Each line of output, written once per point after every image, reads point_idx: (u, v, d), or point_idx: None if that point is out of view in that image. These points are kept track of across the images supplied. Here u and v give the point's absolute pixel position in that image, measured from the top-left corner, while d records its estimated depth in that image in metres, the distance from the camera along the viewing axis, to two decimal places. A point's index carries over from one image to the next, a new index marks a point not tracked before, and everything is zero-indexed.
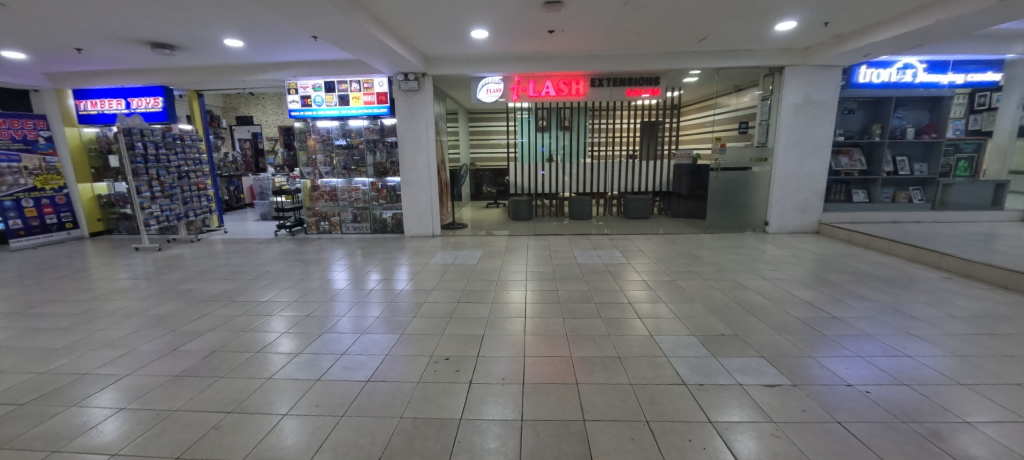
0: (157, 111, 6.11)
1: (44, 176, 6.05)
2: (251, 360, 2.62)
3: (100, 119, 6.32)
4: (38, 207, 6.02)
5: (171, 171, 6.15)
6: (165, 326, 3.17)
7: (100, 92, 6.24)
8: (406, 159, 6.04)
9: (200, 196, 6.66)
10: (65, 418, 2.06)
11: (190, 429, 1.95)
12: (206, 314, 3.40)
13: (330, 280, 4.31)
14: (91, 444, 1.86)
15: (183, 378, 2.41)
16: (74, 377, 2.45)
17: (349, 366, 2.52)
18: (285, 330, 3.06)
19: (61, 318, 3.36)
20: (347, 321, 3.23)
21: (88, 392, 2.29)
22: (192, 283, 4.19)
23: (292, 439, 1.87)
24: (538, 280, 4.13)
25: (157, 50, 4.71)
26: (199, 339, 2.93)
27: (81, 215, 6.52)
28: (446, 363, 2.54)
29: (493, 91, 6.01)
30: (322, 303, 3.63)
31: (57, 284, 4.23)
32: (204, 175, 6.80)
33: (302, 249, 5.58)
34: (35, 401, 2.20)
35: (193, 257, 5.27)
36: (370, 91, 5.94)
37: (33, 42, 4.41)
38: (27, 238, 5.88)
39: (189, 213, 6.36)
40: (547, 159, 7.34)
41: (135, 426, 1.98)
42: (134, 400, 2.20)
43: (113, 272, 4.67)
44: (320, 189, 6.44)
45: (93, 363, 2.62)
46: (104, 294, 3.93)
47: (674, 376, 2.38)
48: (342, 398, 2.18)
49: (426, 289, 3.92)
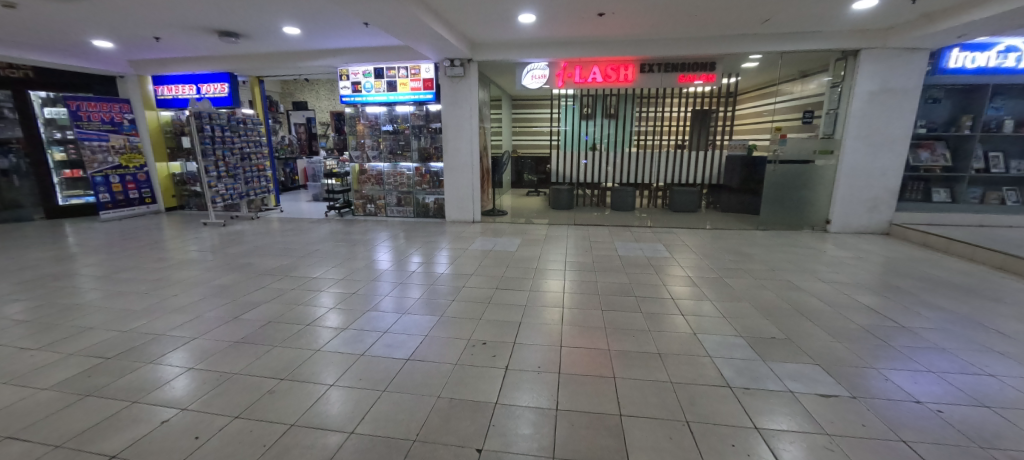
0: (223, 96, 6.49)
1: (129, 154, 6.71)
2: (301, 332, 2.79)
3: (174, 103, 6.86)
4: (123, 183, 6.66)
5: (235, 153, 6.58)
6: (228, 295, 3.44)
7: (175, 78, 6.75)
8: (448, 144, 6.11)
9: (260, 177, 7.09)
10: (144, 372, 2.30)
11: (248, 392, 2.11)
12: (263, 286, 3.66)
13: (375, 260, 4.49)
14: (164, 398, 2.07)
15: (243, 345, 2.61)
16: (151, 337, 2.72)
17: (390, 344, 2.61)
18: (333, 305, 3.25)
19: (141, 283, 3.74)
20: (387, 301, 3.35)
21: (162, 351, 2.54)
22: (252, 258, 4.52)
23: (337, 408, 1.98)
24: (576, 271, 4.08)
25: (224, 38, 5.01)
26: (256, 309, 3.16)
27: (158, 192, 7.16)
28: (483, 347, 2.57)
29: (538, 77, 5.90)
30: (366, 282, 3.79)
31: (138, 253, 4.69)
32: (263, 157, 7.21)
33: (349, 230, 5.84)
34: (119, 356, 2.47)
35: (252, 233, 5.66)
36: (417, 77, 6.02)
37: (117, 31, 4.83)
38: (114, 210, 6.55)
39: (250, 192, 6.80)
40: (590, 147, 7.19)
41: (201, 385, 2.18)
42: (201, 361, 2.41)
43: (184, 244, 5.13)
44: (367, 172, 6.67)
45: (167, 325, 2.89)
46: (176, 263, 4.31)
47: (717, 377, 2.27)
48: (384, 373, 2.28)
49: (466, 274, 3.97)
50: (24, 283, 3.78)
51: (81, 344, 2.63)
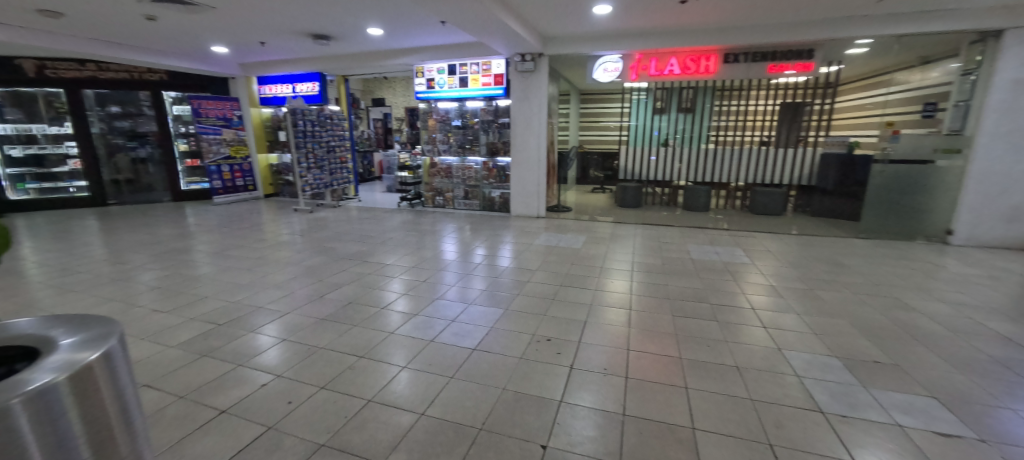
0: (314, 94, 7.17)
1: (236, 146, 7.62)
2: (376, 314, 2.99)
3: (274, 101, 7.63)
4: (231, 172, 7.63)
5: (323, 145, 7.17)
6: (314, 276, 3.78)
7: (275, 79, 7.49)
8: (516, 139, 6.19)
9: (343, 168, 7.67)
10: (247, 340, 2.60)
11: (331, 366, 2.30)
12: (344, 269, 3.97)
13: (442, 250, 4.67)
14: (263, 364, 2.32)
15: (326, 322, 2.85)
16: (252, 308, 3.07)
17: (458, 332, 2.70)
18: (404, 292, 3.43)
19: (245, 260, 4.24)
20: (453, 291, 3.46)
21: (262, 322, 2.85)
22: (335, 242, 4.92)
23: (409, 389, 2.09)
24: (644, 272, 3.91)
25: (317, 40, 5.47)
26: (338, 291, 3.43)
27: (259, 180, 8.05)
28: (547, 343, 2.56)
29: (610, 70, 5.71)
30: (435, 271, 3.96)
31: (242, 234, 5.32)
32: (345, 150, 7.78)
33: (418, 221, 6.12)
34: (228, 324, 2.82)
35: (335, 220, 6.17)
36: (488, 72, 6.10)
37: (231, 37, 5.47)
38: (224, 195, 7.58)
39: (334, 182, 7.37)
40: (660, 143, 6.93)
41: (292, 356, 2.41)
42: (292, 334, 2.68)
43: (278, 227, 5.72)
44: (437, 166, 6.94)
45: (265, 299, 3.25)
46: (272, 244, 4.82)
47: (807, 400, 2.05)
48: (452, 360, 2.36)
49: (530, 269, 3.98)
50: (158, 255, 4.46)
51: (200, 310, 3.04)
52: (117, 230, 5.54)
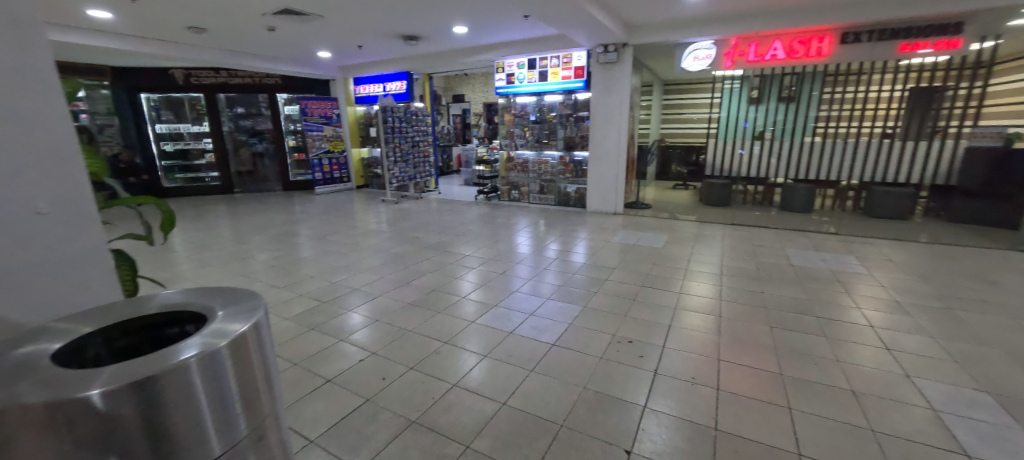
0: (402, 92, 7.55)
1: (334, 142, 8.44)
2: (457, 303, 3.12)
3: (366, 100, 8.22)
4: (330, 165, 8.44)
5: (408, 140, 7.64)
6: (401, 263, 4.05)
7: (369, 79, 8.06)
8: (595, 133, 6.05)
9: (425, 162, 8.09)
10: (345, 318, 2.87)
11: (419, 348, 2.45)
12: (427, 258, 4.21)
13: (518, 244, 4.74)
14: (359, 341, 2.55)
15: (413, 307, 3.04)
16: (348, 290, 3.38)
17: (536, 326, 2.72)
18: (482, 283, 3.54)
19: (342, 245, 4.68)
20: (528, 284, 3.49)
21: (357, 303, 3.13)
22: (418, 232, 5.22)
23: (490, 378, 2.15)
24: (734, 277, 3.61)
25: (407, 41, 5.81)
26: (422, 278, 3.65)
27: (353, 173, 8.82)
28: (628, 345, 2.48)
29: (701, 58, 5.31)
30: (511, 264, 4.03)
31: (339, 221, 5.88)
32: (428, 145, 8.20)
33: (494, 214, 6.27)
34: (329, 302, 3.14)
35: (417, 211, 6.55)
36: (568, 65, 6.03)
37: (334, 42, 6.01)
38: (325, 186, 8.43)
39: (417, 175, 7.82)
40: (752, 135, 6.42)
41: (384, 336, 2.62)
42: (383, 316, 2.90)
43: (368, 216, 6.22)
44: (514, 160, 7.03)
45: (359, 282, 3.56)
46: (364, 232, 5.26)
47: (946, 439, 1.74)
48: (531, 354, 2.38)
49: (607, 267, 3.88)
50: (272, 237, 5.10)
51: (306, 288, 3.42)
52: (241, 215, 6.44)
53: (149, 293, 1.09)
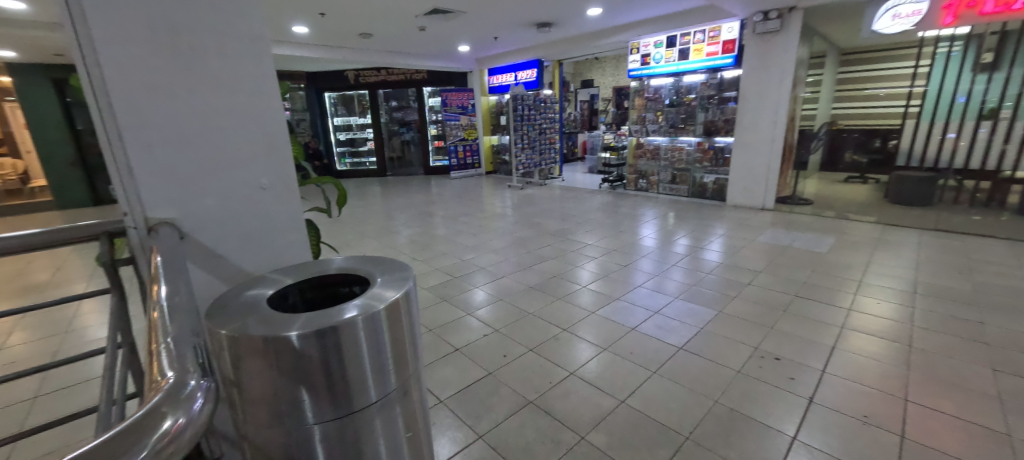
0: (531, 80, 7.70)
1: (469, 130, 9.16)
2: (576, 292, 3.10)
3: (498, 89, 8.63)
4: (463, 151, 9.21)
5: (535, 128, 7.81)
6: (523, 247, 4.20)
7: (501, 69, 8.44)
8: (744, 115, 5.30)
9: (550, 149, 8.16)
10: (472, 294, 3.10)
11: (538, 332, 2.51)
12: (548, 244, 4.27)
13: (642, 236, 4.47)
14: (483, 317, 2.73)
15: (533, 291, 3.13)
16: (476, 268, 3.65)
17: (661, 326, 2.54)
18: (603, 273, 3.45)
19: (472, 226, 5.07)
20: (653, 280, 3.28)
21: (482, 281, 3.35)
22: (541, 218, 5.34)
23: (607, 372, 2.09)
24: (934, 297, 2.80)
25: (540, 29, 5.87)
26: (542, 263, 3.72)
27: (483, 159, 9.45)
28: (775, 362, 2.13)
29: (904, 16, 4.25)
30: (634, 257, 3.83)
31: (470, 204, 6.36)
32: (554, 132, 8.20)
33: (619, 204, 6.03)
34: (458, 277, 3.44)
35: (540, 198, 6.69)
36: (715, 40, 5.37)
37: (473, 36, 6.43)
38: (460, 171, 9.26)
39: (542, 162, 7.96)
40: (981, 112, 4.90)
41: (506, 315, 2.75)
42: (506, 296, 3.05)
43: (495, 200, 6.60)
44: (643, 147, 6.62)
45: (485, 261, 3.81)
46: (490, 215, 5.59)
47: None
48: (654, 355, 2.23)
49: (748, 269, 3.40)
50: (414, 216, 5.80)
51: (441, 263, 3.81)
52: (392, 195, 7.46)
53: (324, 257, 1.28)
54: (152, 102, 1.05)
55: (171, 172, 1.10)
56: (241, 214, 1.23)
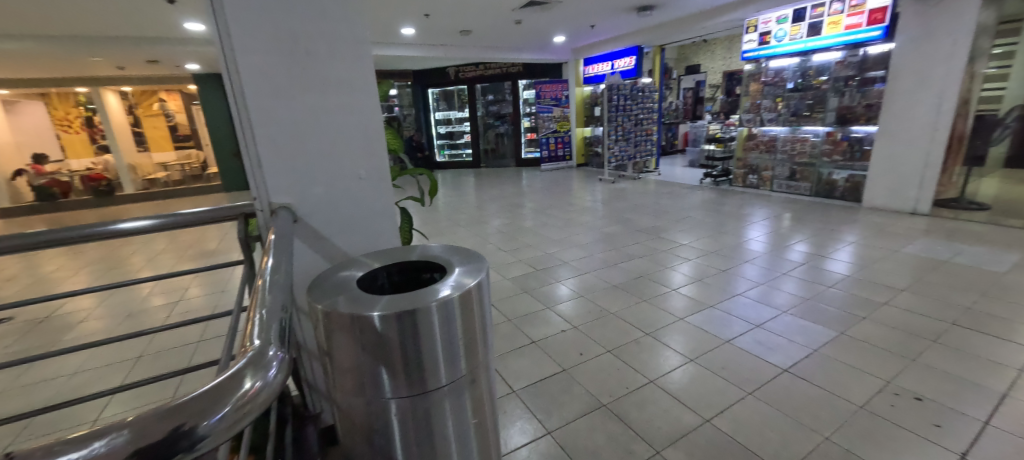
0: (629, 69, 7.41)
1: (561, 122, 9.12)
2: (664, 295, 2.89)
3: (593, 79, 8.38)
4: (555, 143, 9.18)
5: (631, 118, 7.42)
6: (610, 243, 4.05)
7: (598, 58, 8.19)
8: (892, 100, 4.42)
9: (647, 140, 7.69)
10: (553, 288, 3.09)
11: (619, 333, 2.41)
12: (638, 242, 4.05)
13: (749, 238, 3.99)
14: (563, 312, 2.70)
15: (617, 290, 3.00)
16: (559, 262, 3.62)
17: (763, 342, 2.24)
18: (698, 277, 3.16)
19: (559, 220, 5.04)
20: (758, 289, 2.90)
21: (565, 275, 3.32)
22: (631, 214, 5.09)
23: (692, 386, 1.92)
24: None
25: (640, 13, 5.53)
26: (629, 262, 3.55)
27: (575, 151, 9.32)
28: (914, 403, 1.74)
29: None
30: (736, 261, 3.43)
31: (558, 197, 6.33)
32: (653, 122, 7.70)
33: (722, 201, 5.47)
34: (541, 270, 3.45)
35: (632, 192, 6.38)
36: (858, 10, 4.50)
37: (568, 26, 6.31)
38: (551, 162, 9.26)
39: (637, 155, 7.55)
40: None
41: (586, 312, 2.69)
42: (587, 293, 2.98)
43: (584, 194, 6.46)
44: (756, 138, 5.89)
45: (569, 256, 3.76)
46: (578, 209, 5.49)
47: None
48: (751, 374, 1.99)
49: (887, 286, 2.81)
50: (504, 207, 5.96)
51: (525, 255, 3.86)
52: (484, 186, 7.77)
53: (413, 244, 1.38)
54: (277, 103, 1.22)
55: (288, 163, 1.27)
56: (343, 202, 1.38)
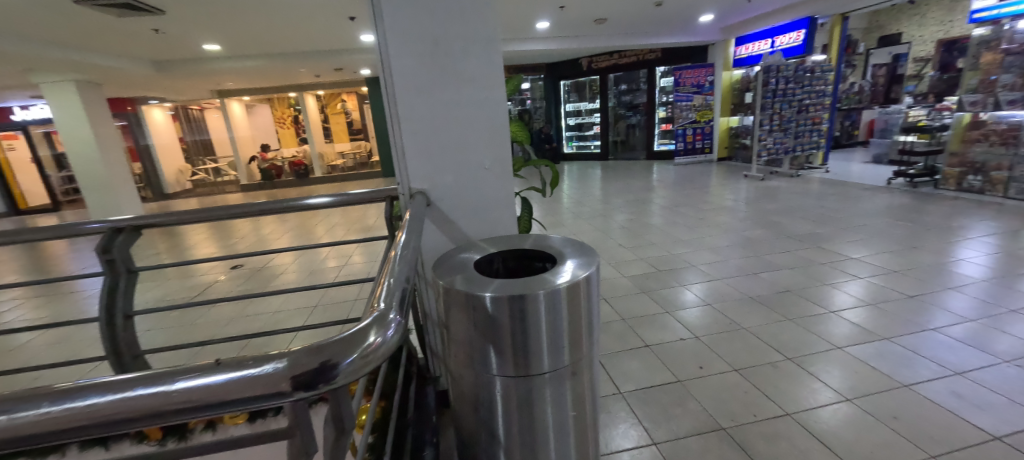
0: (796, 45, 6.23)
1: (702, 111, 8.17)
2: (819, 317, 2.42)
3: (748, 61, 7.32)
4: (693, 135, 8.31)
5: (793, 105, 6.18)
6: (752, 249, 3.54)
7: (755, 36, 7.07)
8: None
9: (813, 131, 6.39)
10: (675, 291, 2.86)
11: (752, 352, 2.11)
12: (789, 250, 3.45)
13: (958, 259, 3.04)
14: (685, 320, 2.48)
15: (755, 303, 2.62)
16: (686, 265, 3.32)
17: (964, 396, 1.71)
18: (871, 301, 2.55)
19: (691, 219, 4.60)
20: (966, 326, 2.21)
21: (691, 280, 3.03)
22: (783, 217, 4.36)
23: (846, 431, 1.58)
24: None
25: None
26: (775, 272, 3.05)
27: (716, 143, 8.37)
28: None
29: None
30: (934, 286, 2.66)
31: (692, 194, 5.77)
32: (824, 108, 6.31)
33: (919, 208, 4.28)
34: (664, 271, 3.21)
35: (787, 192, 5.43)
36: None
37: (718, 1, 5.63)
38: (685, 156, 8.43)
39: (797, 148, 6.37)
40: None
41: (714, 323, 2.42)
42: (717, 302, 2.67)
43: (724, 192, 5.76)
44: (983, 126, 4.43)
45: (699, 259, 3.42)
46: (716, 208, 4.93)
47: None
48: (940, 433, 1.54)
49: None
50: (629, 202, 5.71)
51: (648, 253, 3.64)
52: (609, 179, 7.56)
53: (531, 233, 1.43)
54: (421, 101, 1.39)
55: (427, 154, 1.44)
56: (469, 188, 1.50)
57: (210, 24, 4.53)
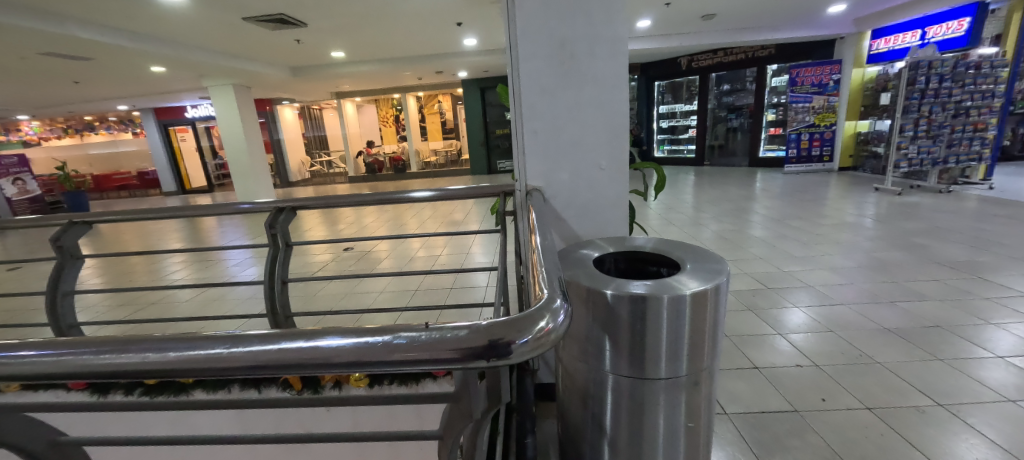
0: (957, 36, 5.29)
1: (823, 114, 7.24)
2: (982, 361, 2.01)
3: (887, 56, 6.27)
4: (810, 140, 7.42)
5: (948, 108, 5.17)
6: (885, 274, 3.06)
7: (898, 27, 6.07)
8: None
9: (974, 138, 5.31)
10: (785, 312, 2.59)
11: (888, 391, 1.83)
12: (937, 279, 2.92)
13: None
14: (801, 346, 2.22)
15: (891, 336, 2.26)
16: (800, 284, 2.98)
17: None
18: None
19: (804, 234, 4.12)
20: None
21: (806, 301, 2.72)
22: (927, 240, 3.70)
23: None
24: None
25: None
26: (917, 303, 2.60)
27: (838, 151, 7.39)
28: None
29: None
30: None
31: (804, 207, 5.16)
32: (992, 112, 5.22)
33: None
34: (773, 289, 2.92)
35: (932, 210, 4.60)
36: None
37: None
38: (796, 164, 7.58)
39: (949, 159, 5.35)
40: None
41: (837, 352, 2.14)
42: (840, 329, 2.36)
43: (846, 205, 5.06)
44: None
45: (815, 279, 3.05)
46: (835, 224, 4.36)
47: None
48: None
49: None
50: (728, 211, 5.29)
51: (752, 268, 3.34)
52: (704, 186, 7.07)
53: (647, 236, 1.39)
54: (544, 100, 1.43)
55: (545, 152, 1.48)
56: (584, 188, 1.51)
57: (340, 34, 5.15)
